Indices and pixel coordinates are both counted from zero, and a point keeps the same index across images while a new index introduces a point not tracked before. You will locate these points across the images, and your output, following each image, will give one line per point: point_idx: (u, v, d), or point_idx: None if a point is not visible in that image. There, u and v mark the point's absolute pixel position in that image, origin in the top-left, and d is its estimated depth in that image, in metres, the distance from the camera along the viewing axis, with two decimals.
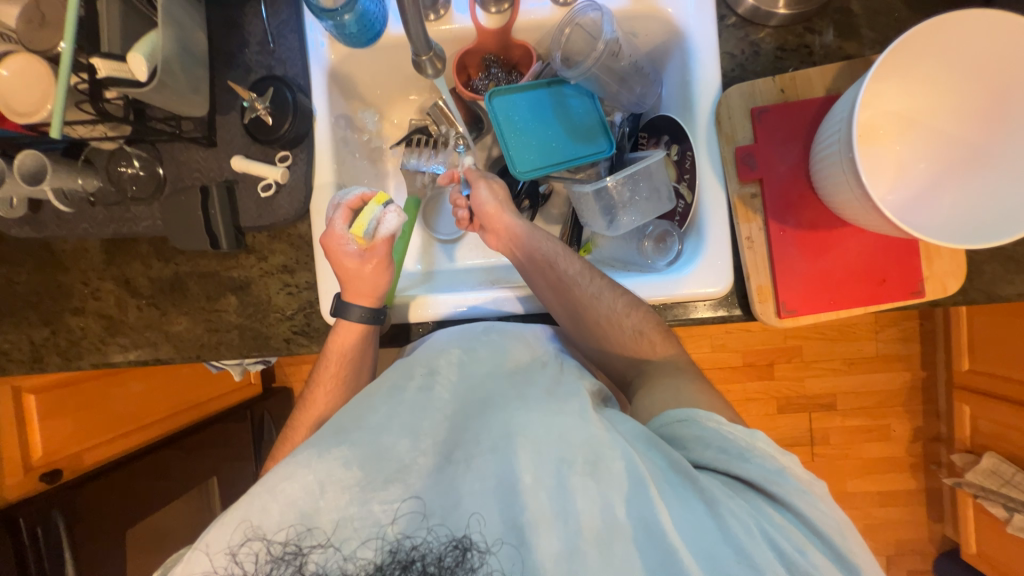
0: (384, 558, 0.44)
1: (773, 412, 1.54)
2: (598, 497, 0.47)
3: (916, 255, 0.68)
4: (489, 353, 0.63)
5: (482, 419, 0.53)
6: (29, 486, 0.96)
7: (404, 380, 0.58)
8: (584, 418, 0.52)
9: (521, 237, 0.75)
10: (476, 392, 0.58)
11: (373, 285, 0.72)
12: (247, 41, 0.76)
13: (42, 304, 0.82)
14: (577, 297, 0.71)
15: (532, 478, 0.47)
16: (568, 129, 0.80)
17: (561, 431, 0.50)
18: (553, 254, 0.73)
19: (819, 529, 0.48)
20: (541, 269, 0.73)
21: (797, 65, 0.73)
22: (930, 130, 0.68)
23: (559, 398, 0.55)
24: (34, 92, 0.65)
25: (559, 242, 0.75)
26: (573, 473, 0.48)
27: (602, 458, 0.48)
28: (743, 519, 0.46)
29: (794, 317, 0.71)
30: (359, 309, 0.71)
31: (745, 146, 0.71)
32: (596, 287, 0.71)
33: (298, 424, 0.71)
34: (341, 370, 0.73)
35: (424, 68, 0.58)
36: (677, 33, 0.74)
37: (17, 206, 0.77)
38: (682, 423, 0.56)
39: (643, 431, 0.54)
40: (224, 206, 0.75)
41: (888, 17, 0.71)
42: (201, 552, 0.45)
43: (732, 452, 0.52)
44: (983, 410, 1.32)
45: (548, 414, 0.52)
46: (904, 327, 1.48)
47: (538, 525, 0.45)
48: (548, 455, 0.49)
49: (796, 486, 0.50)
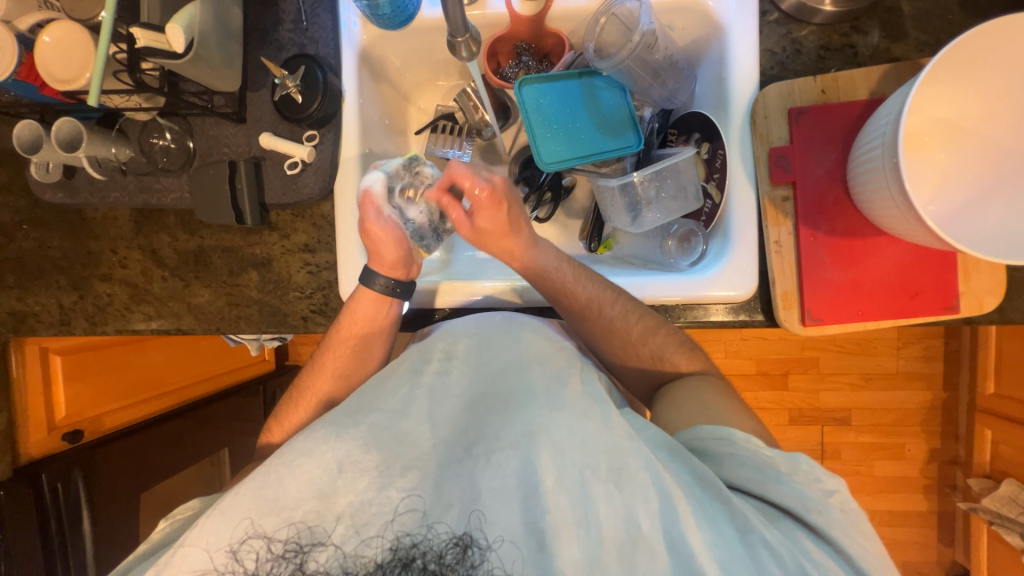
0: (384, 557, 0.43)
1: (785, 423, 1.51)
2: (622, 508, 0.46)
3: (953, 270, 0.65)
4: (507, 344, 0.61)
5: (504, 415, 0.53)
6: (52, 444, 1.00)
7: (421, 363, 0.59)
8: (608, 424, 0.51)
9: (529, 267, 0.71)
10: (492, 387, 0.57)
11: (388, 256, 0.72)
12: (281, 19, 0.76)
13: (72, 268, 0.84)
14: (591, 328, 0.70)
15: (554, 481, 0.47)
16: (597, 122, 0.78)
17: (585, 437, 0.50)
18: (561, 283, 0.70)
19: (858, 565, 0.47)
20: (552, 300, 0.71)
21: (840, 66, 0.70)
22: (979, 139, 0.65)
23: (585, 401, 0.54)
24: (72, 57, 0.66)
25: (569, 266, 0.71)
26: (596, 481, 0.47)
27: (626, 468, 0.48)
28: (777, 552, 0.45)
29: (819, 327, 0.68)
30: (383, 278, 0.72)
31: (780, 147, 0.69)
32: (611, 315, 0.69)
33: (304, 397, 0.74)
34: (356, 346, 0.74)
35: (459, 50, 0.58)
36: (716, 28, 0.72)
37: (53, 171, 0.79)
38: (717, 441, 0.55)
39: (665, 439, 0.53)
40: (251, 182, 0.75)
41: (940, 19, 0.68)
42: (217, 521, 0.46)
43: (768, 474, 0.51)
44: (1006, 435, 1.28)
45: (570, 416, 0.51)
46: (928, 345, 1.44)
47: (560, 531, 0.45)
48: (571, 460, 0.48)
49: (837, 517, 0.49)
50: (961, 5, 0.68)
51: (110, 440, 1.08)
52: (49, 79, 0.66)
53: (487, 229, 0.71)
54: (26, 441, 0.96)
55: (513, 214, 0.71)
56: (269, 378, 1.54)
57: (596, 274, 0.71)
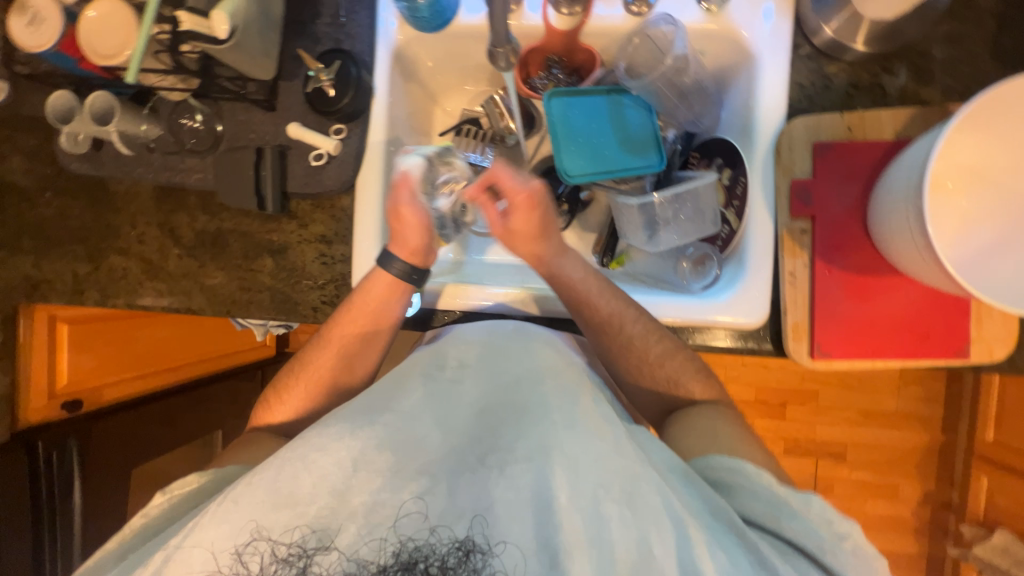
0: (388, 560, 0.44)
1: (780, 453, 1.50)
2: (634, 531, 0.46)
3: (966, 316, 0.66)
4: (520, 357, 0.62)
5: (517, 427, 0.53)
6: (49, 413, 1.00)
7: (435, 368, 0.61)
8: (620, 445, 0.51)
9: (556, 274, 0.72)
10: (505, 398, 0.58)
11: (412, 241, 0.73)
12: (320, 13, 0.77)
13: (90, 239, 0.85)
14: (609, 343, 0.70)
15: (568, 499, 0.47)
16: (621, 138, 0.79)
17: (597, 456, 0.50)
18: (583, 294, 0.70)
19: None
20: (573, 310, 0.71)
21: (868, 104, 0.71)
22: (1000, 189, 0.65)
23: (599, 419, 0.53)
24: (114, 34, 0.67)
25: (595, 278, 0.71)
26: (608, 501, 0.47)
27: (639, 490, 0.47)
28: None
29: (827, 361, 0.68)
30: (400, 262, 0.72)
31: (802, 180, 0.69)
32: (629, 333, 0.69)
33: (306, 376, 0.74)
34: (366, 333, 0.74)
35: (497, 60, 0.59)
36: (748, 56, 0.73)
37: (81, 143, 0.79)
38: (727, 471, 0.55)
39: (678, 463, 0.54)
40: (275, 170, 0.76)
41: (970, 66, 0.69)
42: (229, 509, 0.46)
43: (781, 509, 0.51)
44: (1002, 485, 1.27)
45: (584, 434, 0.51)
46: (929, 387, 1.44)
47: (572, 551, 0.45)
48: (585, 479, 0.48)
49: (851, 558, 0.49)
50: (991, 54, 0.68)
51: (107, 414, 1.08)
52: (92, 56, 0.68)
53: (519, 231, 0.72)
54: (25, 407, 0.96)
55: (546, 218, 0.71)
56: (269, 364, 1.54)
57: (614, 288, 0.71)
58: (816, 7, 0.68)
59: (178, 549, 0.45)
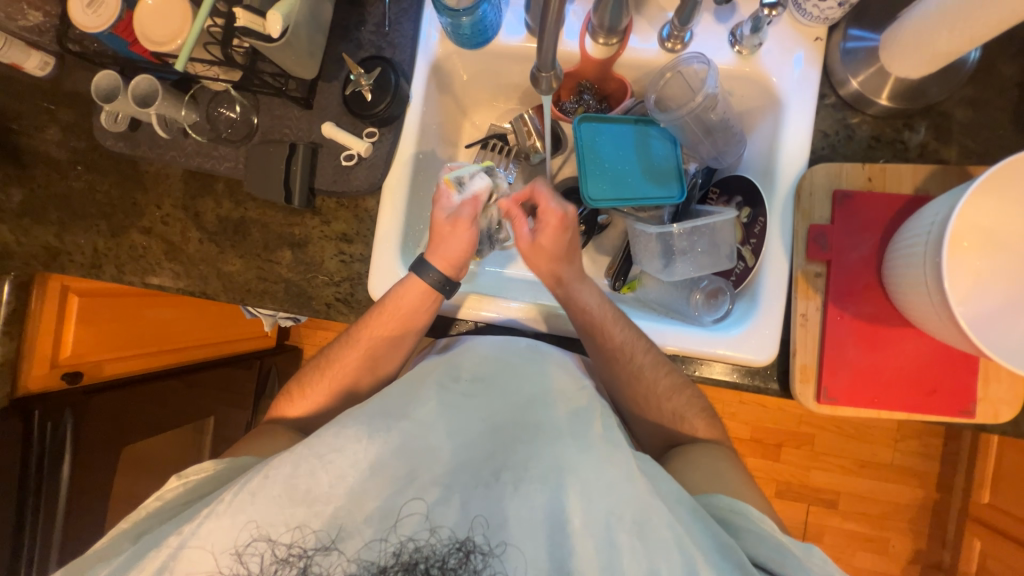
0: (387, 561, 0.46)
1: (773, 495, 1.48)
2: (645, 561, 0.47)
3: (973, 374, 0.66)
4: (535, 376, 0.62)
5: (530, 445, 0.54)
6: (51, 381, 1.00)
7: (449, 378, 0.61)
8: (632, 475, 0.51)
9: (572, 298, 0.73)
10: (519, 415, 0.58)
11: (451, 254, 0.73)
12: (365, 20, 0.80)
13: (114, 215, 0.86)
14: (619, 371, 0.70)
15: (581, 523, 0.48)
16: (645, 167, 0.80)
17: (611, 484, 0.50)
18: (597, 321, 0.71)
19: None
20: (586, 335, 0.72)
21: (888, 157, 0.72)
22: (1014, 252, 0.66)
23: (611, 445, 0.54)
24: (169, 23, 0.70)
25: (610, 306, 0.72)
26: (621, 529, 0.48)
27: (650, 522, 0.48)
28: None
29: (833, 406, 0.69)
30: (435, 272, 0.72)
31: (820, 226, 0.71)
32: (638, 363, 0.69)
33: (326, 371, 0.75)
34: (393, 332, 0.74)
35: (540, 83, 0.62)
36: (775, 101, 0.75)
37: (120, 122, 0.82)
38: (732, 512, 0.56)
39: (687, 498, 0.53)
40: (305, 165, 0.78)
41: (990, 131, 0.70)
42: (246, 501, 0.48)
43: (787, 557, 0.50)
44: (996, 550, 1.25)
45: (597, 459, 0.52)
46: (927, 443, 1.43)
47: (583, 574, 0.46)
48: (598, 505, 0.49)
49: None
50: (1011, 122, 0.70)
51: (108, 389, 1.08)
52: (145, 40, 0.71)
53: (545, 248, 0.73)
54: (27, 373, 0.96)
55: (573, 240, 0.74)
56: (269, 355, 1.54)
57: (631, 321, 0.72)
58: (846, 59, 0.71)
59: (189, 541, 0.47)
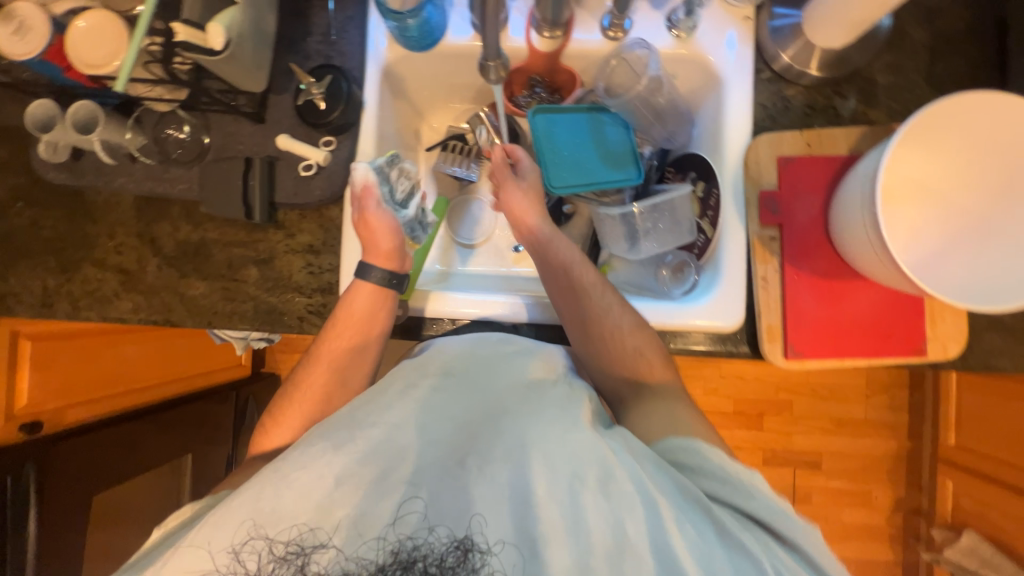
0: (386, 559, 0.46)
1: (759, 463, 1.53)
2: (609, 516, 0.47)
3: (921, 315, 0.71)
4: (501, 366, 0.63)
5: (495, 428, 0.54)
6: (7, 434, 0.94)
7: (415, 377, 0.60)
8: (596, 436, 0.52)
9: (543, 243, 0.77)
10: (486, 399, 0.59)
11: (383, 247, 0.74)
12: (311, 31, 0.80)
13: (63, 250, 0.83)
14: (588, 307, 0.71)
15: (545, 490, 0.48)
16: (601, 153, 0.83)
17: (574, 447, 0.51)
18: (567, 261, 0.74)
19: (820, 566, 0.49)
20: (556, 275, 0.74)
21: (823, 123, 0.77)
22: (943, 199, 0.72)
23: (573, 413, 0.55)
24: (104, 45, 0.68)
25: (579, 252, 0.76)
26: (585, 490, 0.48)
27: (613, 478, 0.49)
28: (754, 556, 0.46)
29: (800, 361, 0.72)
30: (379, 271, 0.73)
31: (770, 191, 0.74)
32: (606, 301, 0.71)
33: (297, 392, 0.72)
34: (353, 340, 0.73)
35: (489, 73, 0.64)
36: (715, 79, 0.79)
37: (59, 152, 0.78)
38: (685, 451, 0.55)
39: (651, 452, 0.53)
40: (263, 180, 0.77)
41: (909, 92, 0.76)
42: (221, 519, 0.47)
43: (737, 486, 0.51)
44: (967, 487, 1.33)
45: (559, 428, 0.53)
46: (894, 395, 1.51)
47: (550, 540, 0.46)
48: (561, 470, 0.50)
49: (799, 528, 0.50)
50: (927, 82, 0.76)
51: (72, 433, 1.02)
52: (78, 63, 0.68)
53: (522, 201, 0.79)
54: None
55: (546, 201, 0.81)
56: (245, 385, 1.49)
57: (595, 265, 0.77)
58: (774, 36, 0.76)
59: (184, 543, 0.46)
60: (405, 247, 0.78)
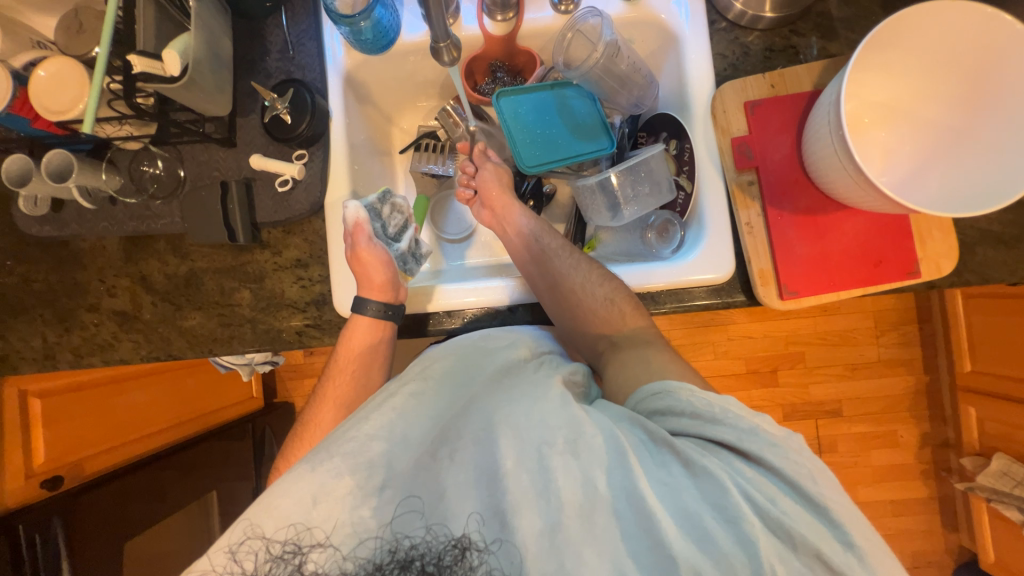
0: (383, 558, 0.45)
1: (779, 419, 1.53)
2: (578, 474, 0.48)
3: (909, 238, 0.71)
4: (475, 359, 0.63)
5: (465, 415, 0.54)
6: (29, 494, 0.95)
7: (394, 386, 0.58)
8: (564, 403, 0.54)
9: (511, 217, 0.83)
10: (458, 391, 0.58)
11: (377, 278, 0.74)
12: (268, 49, 0.80)
13: (57, 301, 0.83)
14: (556, 267, 0.77)
15: (514, 462, 0.48)
16: (571, 127, 0.83)
17: (541, 416, 0.52)
18: (532, 233, 0.80)
19: (791, 479, 0.48)
20: (524, 245, 0.81)
21: (785, 64, 0.77)
22: (911, 117, 0.72)
23: (542, 388, 0.57)
24: (66, 91, 0.69)
25: (542, 223, 0.82)
26: (552, 454, 0.49)
27: (581, 437, 0.50)
28: (716, 477, 0.48)
29: (796, 299, 0.72)
30: (375, 303, 0.74)
31: (741, 137, 0.74)
32: (572, 262, 0.77)
33: (307, 431, 0.73)
34: (357, 370, 0.76)
35: (441, 55, 0.63)
36: (672, 37, 0.80)
37: (40, 205, 0.79)
38: (655, 396, 0.58)
39: (625, 411, 0.56)
40: (242, 202, 0.77)
41: (866, 20, 0.76)
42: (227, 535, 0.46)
43: (703, 418, 0.53)
44: (990, 411, 1.32)
45: (527, 403, 0.54)
46: (904, 331, 1.50)
47: (519, 508, 0.46)
48: (529, 439, 0.50)
49: (766, 441, 0.50)
50: (882, 7, 0.76)
51: (97, 484, 1.02)
52: (41, 111, 0.69)
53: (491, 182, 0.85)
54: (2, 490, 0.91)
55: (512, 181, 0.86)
56: (259, 417, 1.50)
57: (561, 233, 0.83)
58: None
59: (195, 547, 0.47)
60: (399, 278, 0.79)
